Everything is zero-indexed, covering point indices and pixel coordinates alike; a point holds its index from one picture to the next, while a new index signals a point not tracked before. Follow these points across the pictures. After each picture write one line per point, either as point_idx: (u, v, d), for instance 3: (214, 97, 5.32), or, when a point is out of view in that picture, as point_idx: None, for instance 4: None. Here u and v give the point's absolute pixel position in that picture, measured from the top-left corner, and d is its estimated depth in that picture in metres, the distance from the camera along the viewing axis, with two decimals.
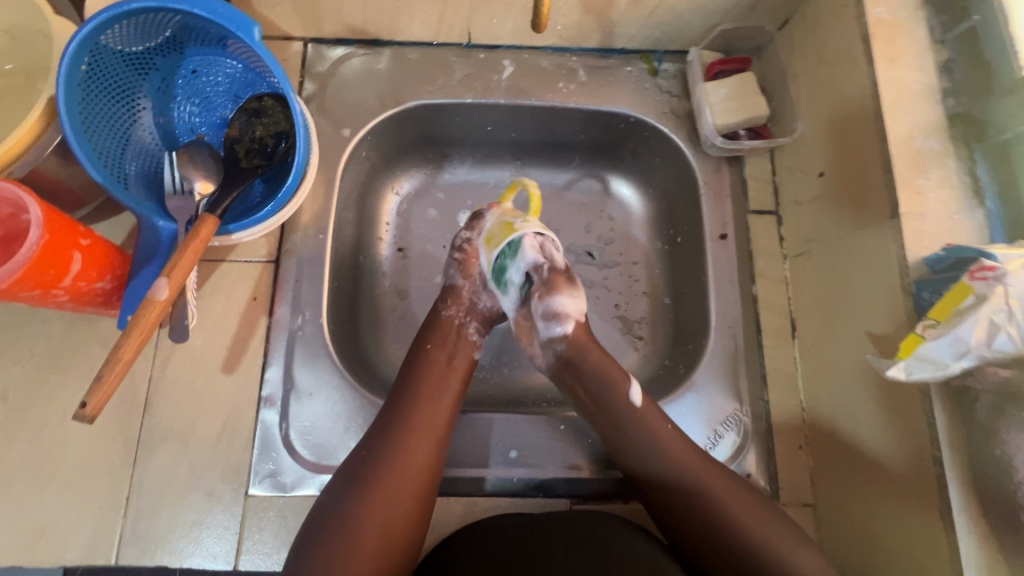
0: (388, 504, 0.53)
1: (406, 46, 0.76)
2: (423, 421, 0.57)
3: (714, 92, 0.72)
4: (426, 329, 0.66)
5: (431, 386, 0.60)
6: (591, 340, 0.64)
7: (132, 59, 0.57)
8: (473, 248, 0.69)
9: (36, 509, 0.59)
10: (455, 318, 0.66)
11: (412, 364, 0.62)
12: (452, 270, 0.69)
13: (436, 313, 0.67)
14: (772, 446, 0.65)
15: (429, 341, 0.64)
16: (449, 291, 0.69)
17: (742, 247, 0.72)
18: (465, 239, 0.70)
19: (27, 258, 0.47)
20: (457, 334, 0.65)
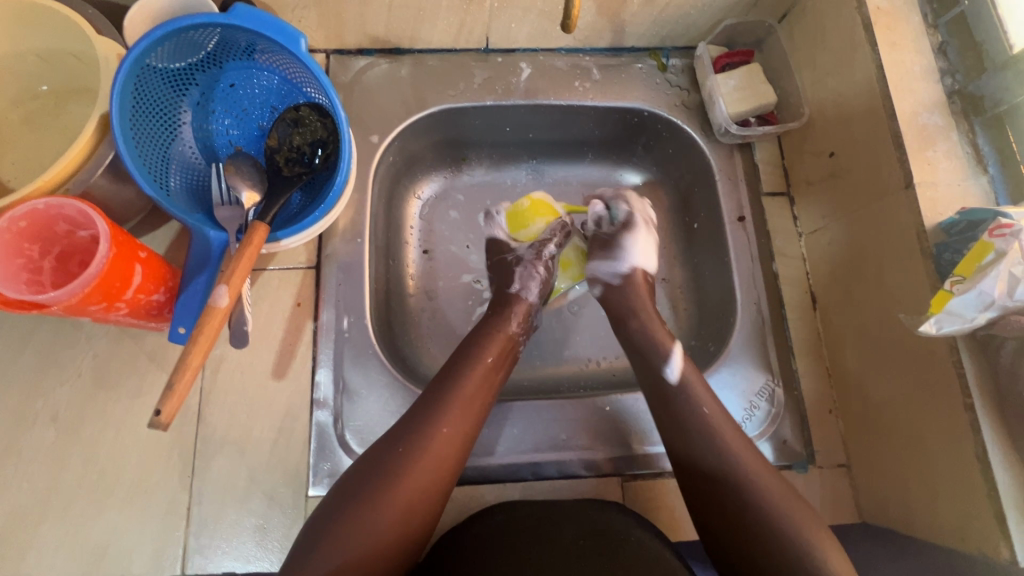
0: (409, 511, 0.52)
1: (426, 54, 0.78)
2: (462, 432, 0.57)
3: (724, 84, 0.76)
4: (484, 336, 0.65)
5: (478, 399, 0.60)
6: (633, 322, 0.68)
7: (175, 74, 0.59)
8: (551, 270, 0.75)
9: (96, 527, 0.59)
10: (515, 335, 0.67)
11: (462, 370, 0.61)
12: (533, 282, 0.72)
13: (499, 322, 0.67)
14: (804, 413, 0.69)
15: (491, 355, 0.63)
16: (523, 302, 0.70)
17: (760, 228, 0.76)
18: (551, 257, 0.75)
19: (98, 271, 0.48)
20: (512, 352, 0.66)
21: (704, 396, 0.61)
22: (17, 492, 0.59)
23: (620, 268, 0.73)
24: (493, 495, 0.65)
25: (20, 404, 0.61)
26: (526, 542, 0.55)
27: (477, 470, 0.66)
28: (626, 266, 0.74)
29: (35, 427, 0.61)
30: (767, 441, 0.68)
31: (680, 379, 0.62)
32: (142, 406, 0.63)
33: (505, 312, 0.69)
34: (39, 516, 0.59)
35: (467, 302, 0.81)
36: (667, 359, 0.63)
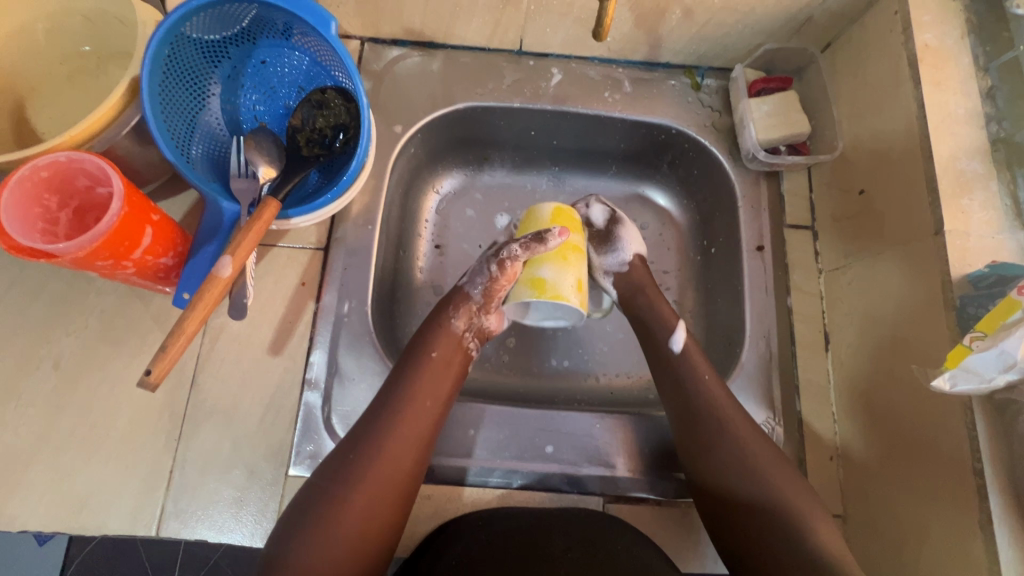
0: (368, 507, 0.52)
1: (459, 50, 0.78)
2: (413, 432, 0.56)
3: (757, 108, 0.74)
4: (430, 332, 0.64)
5: (425, 394, 0.59)
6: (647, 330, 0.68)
7: (209, 46, 0.60)
8: (513, 272, 0.65)
9: (80, 477, 0.60)
10: (461, 330, 0.65)
11: (412, 367, 0.60)
12: (480, 278, 0.66)
13: (445, 316, 0.65)
14: (804, 456, 0.66)
15: (436, 350, 0.62)
16: (464, 298, 0.67)
17: (778, 260, 0.73)
18: (509, 257, 0.65)
19: (108, 229, 0.49)
20: (459, 346, 0.64)
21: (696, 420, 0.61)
22: (11, 433, 0.61)
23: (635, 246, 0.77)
24: (471, 498, 0.64)
25: (27, 350, 0.63)
26: (533, 565, 0.55)
27: (457, 470, 0.64)
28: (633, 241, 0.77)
29: (38, 374, 0.62)
30: None
31: (683, 350, 0.65)
32: (141, 366, 0.64)
33: (447, 306, 0.66)
34: (29, 459, 0.60)
35: None
36: (673, 329, 0.67)
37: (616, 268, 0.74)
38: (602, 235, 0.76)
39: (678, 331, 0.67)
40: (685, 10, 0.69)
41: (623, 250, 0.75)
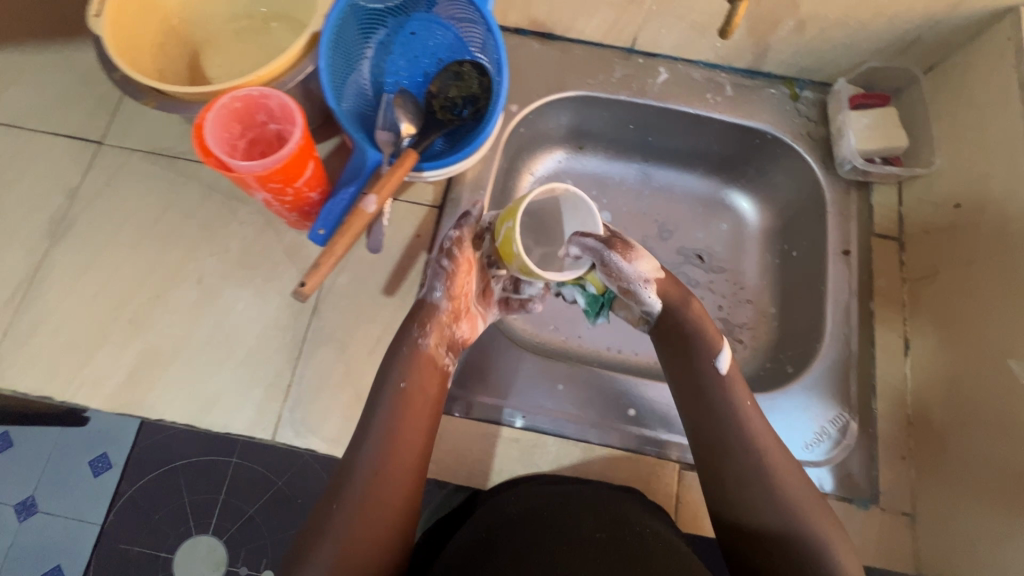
0: (370, 529, 0.53)
1: (574, 43, 0.85)
2: (395, 456, 0.56)
3: (856, 121, 0.78)
4: (399, 360, 0.61)
5: (402, 421, 0.58)
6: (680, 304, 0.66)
7: (373, 14, 0.68)
8: (466, 258, 0.63)
9: (212, 380, 0.67)
10: (432, 348, 0.62)
11: (383, 403, 0.59)
12: (438, 281, 0.63)
13: (410, 337, 0.62)
14: (877, 453, 0.68)
15: (404, 377, 0.60)
16: (429, 310, 0.63)
17: (863, 265, 0.76)
18: (454, 243, 0.63)
19: (291, 152, 0.57)
20: (434, 365, 0.62)
21: (729, 447, 0.59)
22: (159, 333, 0.69)
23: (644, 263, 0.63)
24: (555, 448, 0.68)
25: (177, 264, 0.71)
26: (554, 530, 0.55)
27: (546, 419, 0.69)
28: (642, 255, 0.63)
29: (184, 285, 0.71)
30: (830, 469, 0.68)
31: (730, 372, 0.62)
32: (270, 290, 0.71)
33: (410, 329, 0.63)
34: (171, 358, 0.68)
35: None
36: (719, 349, 0.63)
37: (651, 273, 0.62)
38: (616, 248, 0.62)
39: (721, 350, 0.63)
40: (798, 22, 0.73)
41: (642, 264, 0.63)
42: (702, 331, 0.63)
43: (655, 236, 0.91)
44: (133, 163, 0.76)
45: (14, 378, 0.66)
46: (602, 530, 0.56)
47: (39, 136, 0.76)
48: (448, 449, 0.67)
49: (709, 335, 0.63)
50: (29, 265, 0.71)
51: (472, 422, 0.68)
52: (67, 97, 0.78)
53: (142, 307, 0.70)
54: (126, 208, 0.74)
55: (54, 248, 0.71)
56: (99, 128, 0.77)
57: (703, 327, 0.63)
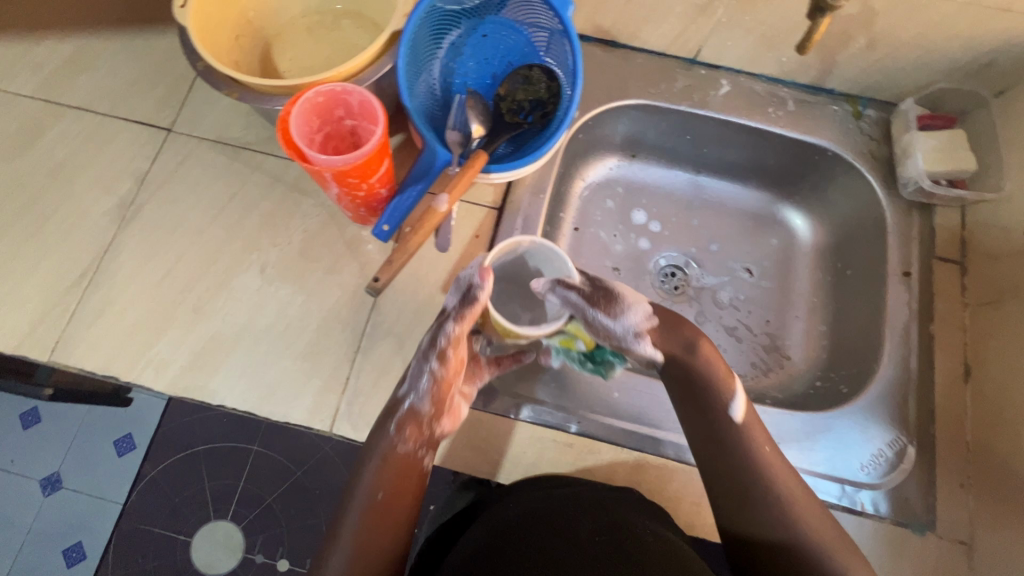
0: None
1: (636, 51, 0.85)
2: (364, 560, 0.53)
3: (923, 142, 0.77)
4: (373, 468, 0.58)
5: (373, 531, 0.55)
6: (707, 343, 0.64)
7: (449, 14, 0.69)
8: (458, 358, 0.61)
9: (272, 369, 0.68)
10: (410, 454, 0.59)
11: (355, 510, 0.56)
12: (424, 381, 0.60)
13: (389, 440, 0.59)
14: (934, 479, 0.67)
15: (381, 488, 0.57)
16: (409, 413, 0.60)
17: (924, 288, 0.75)
18: (451, 342, 0.60)
19: (375, 146, 0.58)
20: (412, 472, 0.58)
21: (746, 489, 0.58)
22: (222, 320, 0.70)
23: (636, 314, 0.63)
24: (610, 455, 0.68)
25: (241, 252, 0.72)
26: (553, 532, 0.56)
27: (600, 426, 0.69)
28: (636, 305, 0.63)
29: (247, 274, 0.72)
30: (886, 492, 0.67)
31: (744, 419, 0.60)
32: (331, 283, 0.72)
33: (387, 432, 0.59)
34: (232, 346, 0.69)
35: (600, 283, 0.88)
36: (730, 398, 0.61)
37: (642, 326, 0.63)
38: (602, 299, 0.61)
39: (736, 397, 0.61)
40: (869, 40, 0.73)
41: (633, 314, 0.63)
42: (710, 380, 0.61)
43: (704, 248, 0.92)
44: (201, 152, 0.77)
45: (82, 356, 0.68)
46: (599, 527, 0.56)
47: (111, 121, 0.78)
48: (503, 450, 0.67)
49: (718, 383, 0.61)
50: (98, 247, 0.72)
51: (528, 425, 0.68)
52: (139, 84, 0.79)
53: (206, 293, 0.71)
54: (191, 196, 0.75)
55: (122, 231, 0.73)
56: (168, 116, 0.78)
57: (712, 373, 0.62)
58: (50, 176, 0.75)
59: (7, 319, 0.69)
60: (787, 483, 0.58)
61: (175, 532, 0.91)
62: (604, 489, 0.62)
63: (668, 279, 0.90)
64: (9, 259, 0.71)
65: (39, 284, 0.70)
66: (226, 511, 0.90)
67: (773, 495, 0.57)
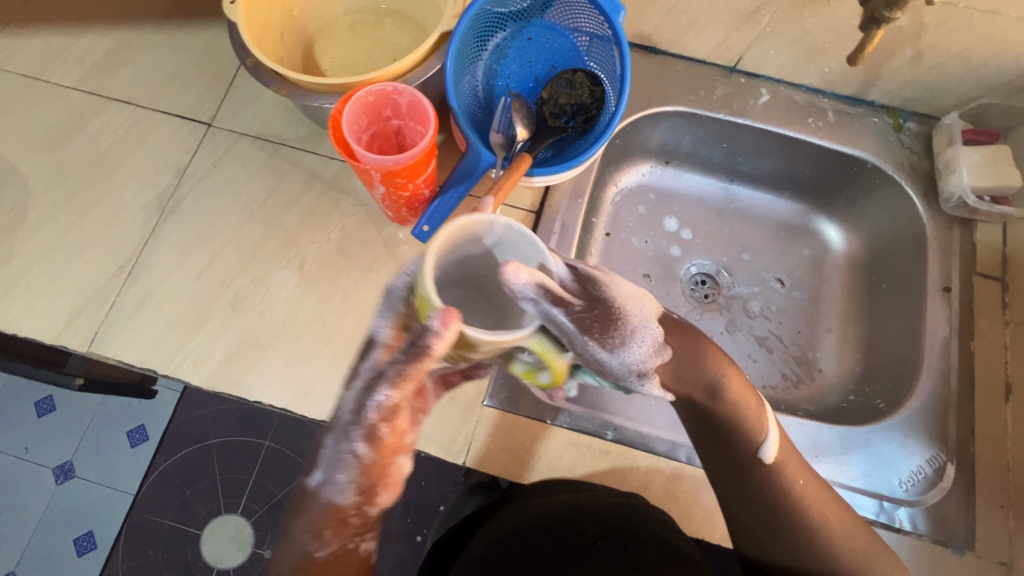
0: None
1: (676, 58, 0.85)
2: None
3: (967, 156, 0.76)
4: None
5: None
6: (735, 381, 0.60)
7: (496, 16, 0.69)
8: (395, 433, 0.50)
9: (309, 366, 0.68)
10: (339, 554, 0.48)
11: None
12: (346, 467, 0.49)
13: (304, 547, 0.48)
14: (974, 498, 0.67)
15: None
16: (328, 510, 0.48)
17: (965, 304, 0.74)
18: (383, 415, 0.50)
19: (426, 146, 0.58)
20: (350, 569, 0.48)
21: (773, 520, 0.57)
22: (260, 316, 0.70)
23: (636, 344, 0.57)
24: (646, 463, 0.67)
25: (279, 249, 0.72)
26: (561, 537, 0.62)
27: (637, 434, 0.68)
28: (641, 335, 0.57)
29: (285, 271, 0.72)
30: (924, 510, 0.66)
31: (775, 460, 0.57)
32: (368, 282, 0.72)
33: (299, 536, 0.48)
34: (269, 343, 0.69)
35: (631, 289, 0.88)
36: (759, 441, 0.58)
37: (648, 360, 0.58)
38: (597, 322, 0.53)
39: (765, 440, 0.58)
40: (917, 52, 0.72)
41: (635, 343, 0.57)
42: (739, 421, 0.58)
43: (735, 257, 0.91)
44: (240, 147, 0.77)
45: (120, 348, 0.68)
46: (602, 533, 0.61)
47: (151, 114, 0.78)
48: (539, 455, 0.66)
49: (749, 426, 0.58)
50: (138, 240, 0.72)
51: (565, 430, 0.67)
52: (180, 78, 0.79)
53: (244, 289, 0.71)
54: (230, 191, 0.75)
55: (162, 225, 0.73)
56: (208, 110, 0.78)
57: (738, 415, 0.59)
58: (90, 168, 0.75)
59: (48, 309, 0.69)
60: (823, 516, 0.57)
61: (186, 526, 0.97)
62: (607, 492, 0.64)
63: (698, 287, 0.89)
64: (51, 249, 0.72)
65: (80, 275, 0.71)
66: (235, 505, 0.96)
67: (808, 529, 0.56)
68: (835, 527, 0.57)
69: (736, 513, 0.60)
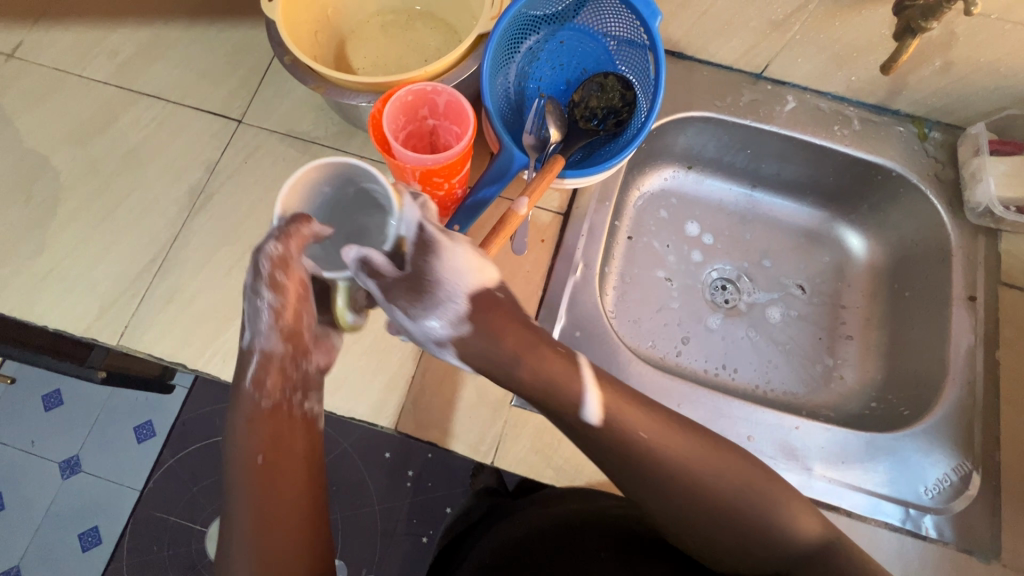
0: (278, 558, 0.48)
1: (703, 64, 0.85)
2: (263, 532, 0.48)
3: (994, 166, 0.77)
4: (242, 430, 0.51)
5: (265, 504, 0.49)
6: (565, 359, 0.51)
7: (532, 19, 0.70)
8: (295, 280, 0.52)
9: (339, 364, 0.69)
10: (279, 403, 0.52)
11: (238, 480, 0.50)
12: (266, 317, 0.52)
13: (245, 389, 0.52)
14: (1000, 507, 0.67)
15: (260, 452, 0.50)
16: (263, 360, 0.52)
17: (990, 313, 0.75)
18: (275, 266, 0.51)
19: (464, 148, 0.58)
20: (290, 416, 0.53)
21: (698, 518, 0.50)
22: None
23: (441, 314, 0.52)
24: None
25: None
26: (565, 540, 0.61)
27: None
28: (446, 307, 0.51)
29: None
30: (950, 518, 0.67)
31: (600, 421, 0.50)
32: None
33: (245, 388, 0.52)
34: None
35: (653, 292, 0.88)
36: (580, 402, 0.50)
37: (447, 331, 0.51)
38: (402, 291, 0.52)
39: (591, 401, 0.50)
40: (945, 62, 0.73)
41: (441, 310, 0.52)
42: (553, 388, 0.50)
43: (756, 263, 0.91)
44: (270, 144, 0.77)
45: (149, 341, 0.68)
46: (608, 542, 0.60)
47: (182, 110, 0.78)
48: (567, 455, 0.66)
49: (563, 389, 0.50)
50: (168, 234, 0.73)
51: None
52: (210, 74, 0.80)
53: None
54: (259, 187, 0.75)
55: (192, 219, 0.73)
56: (239, 107, 0.78)
57: (546, 384, 0.50)
58: (121, 162, 0.76)
59: (78, 302, 0.70)
60: (678, 455, 0.50)
61: (191, 522, 0.90)
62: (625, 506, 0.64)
63: (719, 291, 0.90)
64: (82, 243, 0.72)
65: (110, 268, 0.71)
66: None
67: (683, 475, 0.50)
68: (700, 462, 0.50)
69: (626, 489, 0.52)
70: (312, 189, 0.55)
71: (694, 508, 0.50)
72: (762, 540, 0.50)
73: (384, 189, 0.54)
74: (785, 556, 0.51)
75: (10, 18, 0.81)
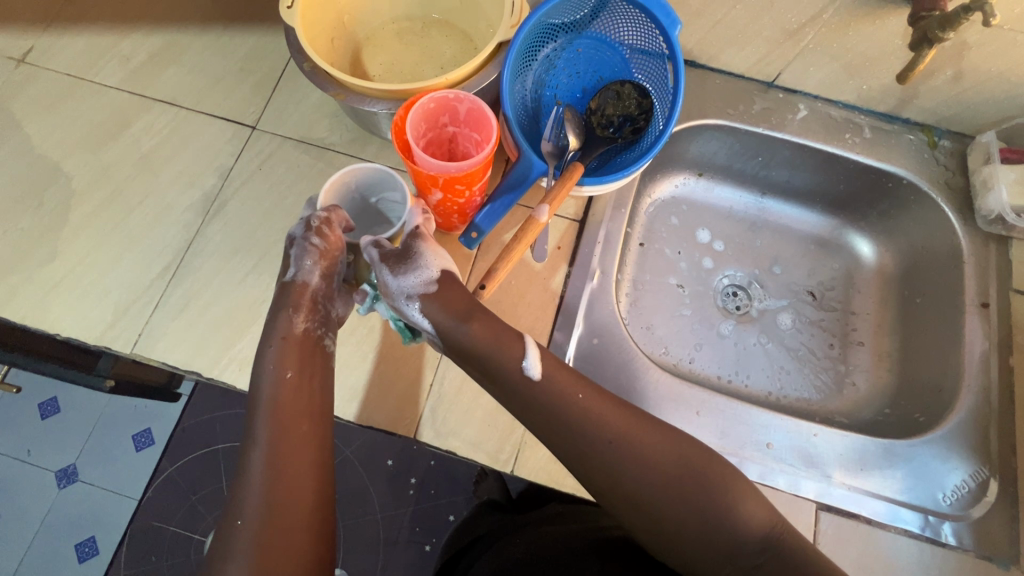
0: (297, 469, 0.52)
1: (715, 73, 0.86)
2: (285, 443, 0.53)
3: (1006, 174, 0.77)
4: (275, 350, 0.57)
5: (294, 416, 0.55)
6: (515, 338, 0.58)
7: (551, 27, 0.70)
8: (336, 236, 0.60)
9: (355, 371, 0.68)
10: (309, 331, 0.59)
11: (264, 395, 0.55)
12: (308, 259, 0.59)
13: (283, 314, 0.58)
14: (1018, 513, 0.67)
15: (290, 368, 0.57)
16: (301, 294, 0.59)
17: (1003, 319, 0.76)
18: (323, 221, 0.59)
19: (485, 157, 0.58)
20: (315, 347, 0.59)
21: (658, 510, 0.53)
22: None
23: (418, 272, 0.58)
24: None
25: None
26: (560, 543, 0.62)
27: None
28: (423, 266, 0.58)
29: None
30: (969, 525, 0.67)
31: (538, 375, 0.56)
32: None
33: (282, 313, 0.59)
34: None
35: (666, 298, 0.88)
36: (522, 355, 0.56)
37: (420, 286, 0.58)
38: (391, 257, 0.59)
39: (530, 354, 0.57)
40: (957, 72, 0.74)
41: (420, 270, 0.58)
42: (490, 352, 0.57)
43: (767, 269, 0.92)
44: (284, 150, 0.76)
45: (163, 349, 0.68)
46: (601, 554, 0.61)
47: (195, 116, 0.78)
48: None
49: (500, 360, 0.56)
50: (182, 241, 0.72)
51: None
52: (224, 80, 0.79)
53: None
54: (273, 194, 0.74)
55: (206, 226, 0.73)
56: (252, 114, 0.78)
57: (487, 351, 0.57)
58: (134, 168, 0.75)
59: (90, 309, 0.69)
60: (647, 445, 0.54)
61: (191, 531, 0.88)
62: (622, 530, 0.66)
63: (730, 298, 0.90)
64: (94, 249, 0.71)
65: (123, 275, 0.70)
66: None
67: (632, 450, 0.54)
68: (656, 452, 0.54)
69: (593, 482, 0.55)
70: (346, 186, 0.64)
71: (651, 501, 0.53)
72: (713, 529, 0.53)
73: (404, 195, 0.62)
74: (733, 541, 0.53)
75: (20, 23, 0.81)
